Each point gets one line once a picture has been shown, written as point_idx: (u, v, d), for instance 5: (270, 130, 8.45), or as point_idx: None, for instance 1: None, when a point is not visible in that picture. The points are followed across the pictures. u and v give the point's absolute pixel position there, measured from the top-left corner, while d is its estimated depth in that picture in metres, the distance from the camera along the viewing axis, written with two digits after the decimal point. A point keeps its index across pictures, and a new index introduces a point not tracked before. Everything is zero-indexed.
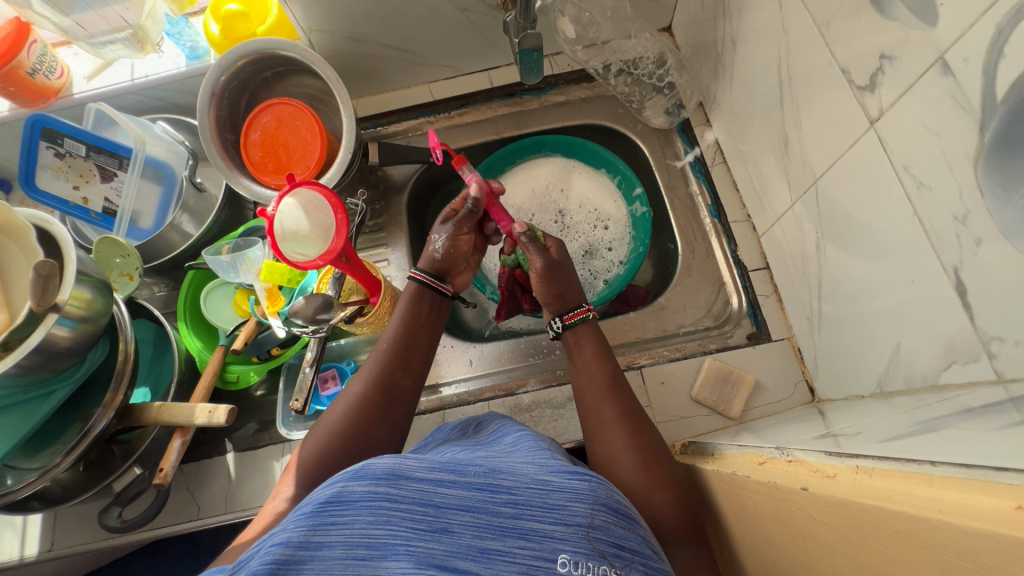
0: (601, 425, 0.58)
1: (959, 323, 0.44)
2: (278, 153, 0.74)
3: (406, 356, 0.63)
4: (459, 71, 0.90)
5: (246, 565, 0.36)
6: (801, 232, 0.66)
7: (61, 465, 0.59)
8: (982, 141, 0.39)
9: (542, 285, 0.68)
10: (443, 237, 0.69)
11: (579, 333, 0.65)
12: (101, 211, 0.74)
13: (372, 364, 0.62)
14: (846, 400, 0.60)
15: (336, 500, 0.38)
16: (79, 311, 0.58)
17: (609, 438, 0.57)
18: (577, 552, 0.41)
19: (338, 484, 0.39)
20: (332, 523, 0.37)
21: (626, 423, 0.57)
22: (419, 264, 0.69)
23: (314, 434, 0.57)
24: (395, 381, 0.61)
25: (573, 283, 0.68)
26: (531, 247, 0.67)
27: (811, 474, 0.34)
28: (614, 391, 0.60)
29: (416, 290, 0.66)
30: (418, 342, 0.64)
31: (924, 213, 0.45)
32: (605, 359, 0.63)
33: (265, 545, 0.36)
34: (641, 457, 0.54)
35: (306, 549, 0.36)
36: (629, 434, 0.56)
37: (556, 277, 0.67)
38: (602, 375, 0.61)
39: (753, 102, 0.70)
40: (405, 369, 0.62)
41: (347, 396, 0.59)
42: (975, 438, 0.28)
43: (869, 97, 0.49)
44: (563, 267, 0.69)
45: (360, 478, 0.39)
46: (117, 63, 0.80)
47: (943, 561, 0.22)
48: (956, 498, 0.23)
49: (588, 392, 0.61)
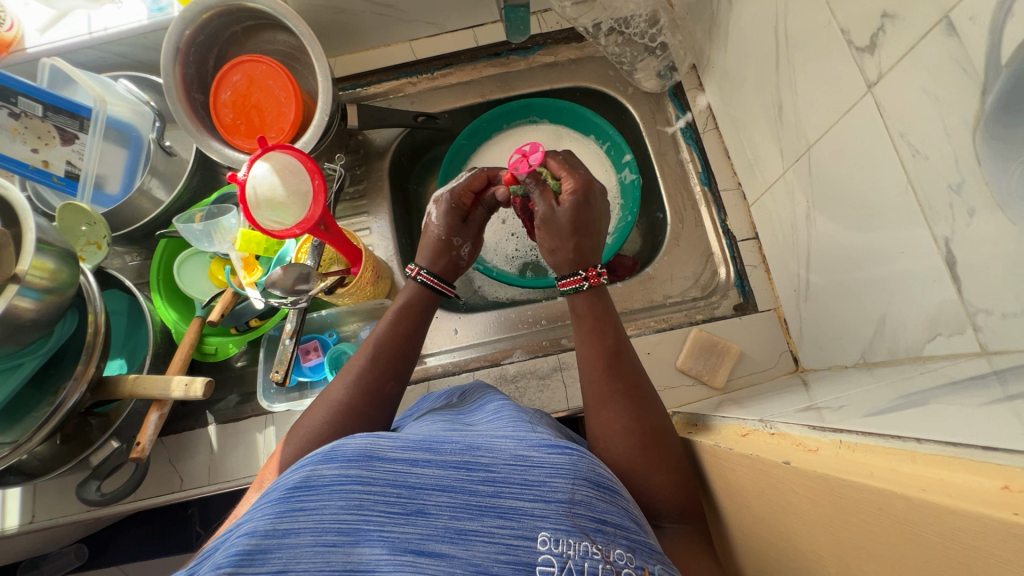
0: (600, 402, 0.55)
1: (947, 294, 0.44)
2: (250, 114, 0.70)
3: (394, 355, 0.60)
4: (442, 28, 0.85)
5: (214, 556, 0.35)
6: (792, 201, 0.64)
7: (33, 440, 0.56)
8: (983, 107, 0.37)
9: (543, 239, 0.62)
10: (468, 243, 0.67)
11: (574, 300, 0.60)
12: (63, 175, 0.69)
13: (357, 365, 0.58)
14: (830, 370, 0.60)
15: (304, 485, 0.36)
16: (43, 281, 0.55)
17: (609, 415, 0.53)
18: (558, 529, 0.38)
19: (307, 468, 0.38)
20: (300, 509, 0.35)
21: (628, 399, 0.54)
22: (427, 265, 0.65)
23: (303, 426, 0.55)
24: (385, 391, 0.58)
25: (574, 240, 0.60)
26: (536, 192, 0.62)
27: (794, 448, 0.33)
28: (617, 366, 0.56)
29: (418, 300, 0.63)
30: (408, 344, 0.61)
31: (918, 180, 0.44)
32: (616, 330, 0.58)
33: (233, 536, 0.35)
34: (641, 438, 0.51)
35: (272, 538, 0.34)
36: (630, 411, 0.53)
37: (555, 231, 0.60)
38: (614, 346, 0.57)
39: (747, 66, 0.68)
40: (396, 376, 0.59)
41: (329, 401, 0.56)
42: (959, 413, 0.27)
43: (868, 60, 0.47)
44: (568, 220, 0.60)
45: (330, 461, 0.38)
46: (72, 14, 0.74)
47: (925, 539, 0.22)
48: (939, 476, 0.22)
49: (601, 359, 0.56)
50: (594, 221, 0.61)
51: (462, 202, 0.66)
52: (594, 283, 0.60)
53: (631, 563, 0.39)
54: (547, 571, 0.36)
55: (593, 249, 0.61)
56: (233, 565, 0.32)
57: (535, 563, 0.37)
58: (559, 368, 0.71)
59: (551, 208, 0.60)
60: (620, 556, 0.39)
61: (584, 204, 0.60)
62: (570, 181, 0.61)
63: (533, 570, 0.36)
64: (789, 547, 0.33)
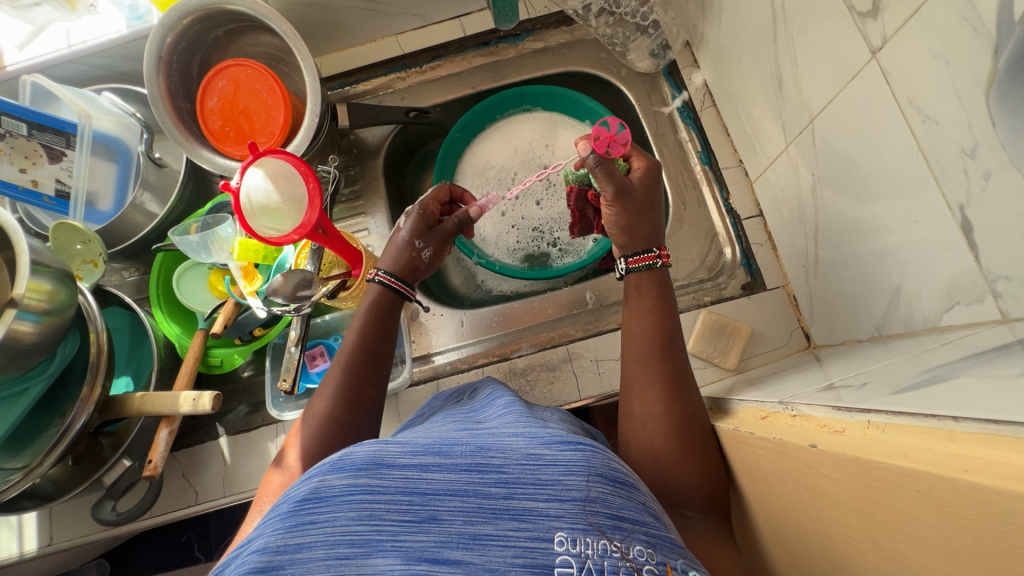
0: (643, 380, 0.53)
1: (963, 263, 0.43)
2: (238, 120, 0.69)
3: (366, 364, 0.58)
4: (429, 20, 0.83)
5: (225, 571, 0.35)
6: (796, 175, 0.63)
7: (45, 464, 0.55)
8: (995, 67, 0.36)
9: (613, 215, 0.59)
10: (428, 247, 0.64)
11: (637, 280, 0.59)
12: (54, 194, 0.68)
13: (332, 379, 0.57)
14: (844, 346, 0.59)
15: (313, 497, 0.36)
16: (41, 304, 0.54)
17: (651, 395, 0.52)
18: (574, 529, 0.38)
19: (315, 479, 0.37)
20: (310, 522, 0.35)
21: (671, 384, 0.52)
22: (388, 265, 0.63)
23: (305, 427, 0.55)
24: (362, 396, 0.57)
25: (651, 215, 0.59)
26: (603, 169, 0.58)
27: (819, 430, 0.33)
28: (666, 350, 0.55)
29: (383, 297, 0.61)
30: (380, 348, 0.59)
31: (929, 147, 0.43)
32: (671, 314, 0.57)
33: (245, 551, 0.35)
34: (675, 424, 0.50)
35: (284, 553, 0.34)
36: (673, 397, 0.51)
37: (635, 205, 0.59)
38: (665, 330, 0.55)
39: (743, 39, 0.66)
40: (373, 382, 0.58)
41: (313, 418, 0.55)
42: (991, 386, 0.27)
43: (870, 25, 0.46)
44: (643, 194, 0.60)
45: (338, 471, 0.37)
46: (51, 28, 0.73)
47: (966, 521, 0.21)
48: (979, 455, 0.21)
49: (652, 341, 0.55)
50: (660, 202, 0.62)
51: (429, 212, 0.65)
52: (666, 261, 0.59)
53: (651, 559, 0.38)
54: (565, 572, 0.36)
55: (662, 227, 0.61)
56: None
57: (553, 564, 0.36)
58: (568, 360, 0.70)
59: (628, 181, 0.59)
60: (640, 552, 0.38)
61: (653, 180, 0.61)
62: (638, 161, 0.62)
63: (551, 572, 0.36)
64: (818, 529, 0.32)
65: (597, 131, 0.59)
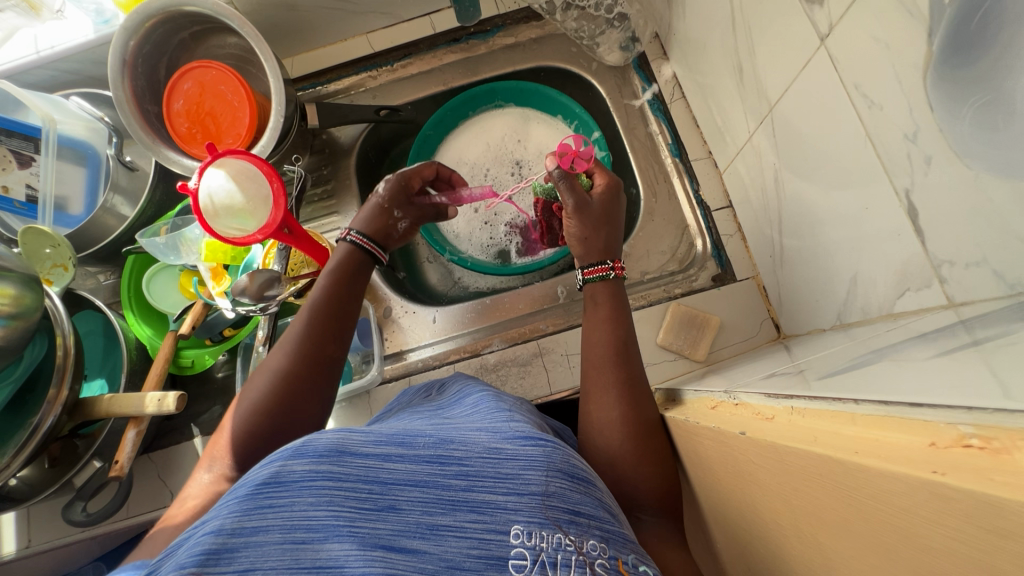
0: (600, 388, 0.53)
1: (912, 248, 0.42)
2: (205, 122, 0.69)
3: (330, 322, 0.57)
4: (398, 18, 0.83)
5: (172, 553, 0.33)
6: (760, 165, 0.63)
7: (12, 466, 0.55)
8: (931, 50, 0.36)
9: (572, 227, 0.61)
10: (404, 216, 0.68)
11: (594, 290, 0.59)
12: (25, 200, 0.68)
13: (292, 333, 0.56)
14: (809, 335, 0.59)
15: (273, 481, 0.35)
16: (4, 307, 0.54)
17: (607, 401, 0.52)
18: (531, 522, 0.38)
19: (276, 464, 0.36)
20: (268, 506, 0.34)
21: (627, 390, 0.52)
22: (360, 224, 0.65)
23: (249, 397, 0.53)
24: (324, 353, 0.56)
25: (606, 229, 0.60)
26: (564, 183, 0.61)
27: (752, 417, 0.32)
28: (622, 356, 0.55)
29: (350, 256, 0.62)
30: (341, 312, 0.58)
31: (875, 132, 0.43)
32: (627, 320, 0.57)
33: (197, 533, 0.33)
34: (631, 429, 0.50)
35: (240, 536, 0.32)
36: (629, 402, 0.51)
37: (590, 220, 0.60)
38: (621, 336, 0.56)
39: (706, 29, 0.66)
40: (334, 339, 0.57)
41: (269, 370, 0.54)
42: (909, 369, 0.27)
43: (818, 12, 0.46)
44: (601, 209, 0.61)
45: (300, 456, 0.36)
46: (19, 34, 0.73)
47: (860, 503, 0.21)
48: (874, 437, 0.21)
49: (609, 347, 0.55)
50: (620, 217, 0.63)
51: (409, 182, 0.68)
52: (620, 274, 0.59)
53: (604, 554, 0.38)
54: (519, 565, 0.36)
55: (620, 241, 0.62)
56: (198, 564, 0.30)
57: (507, 556, 0.36)
58: (539, 354, 0.71)
59: (586, 197, 0.60)
60: (593, 546, 0.38)
61: (613, 196, 0.62)
62: (601, 177, 0.63)
63: (505, 564, 0.36)
64: (753, 516, 0.32)
65: (563, 146, 0.62)
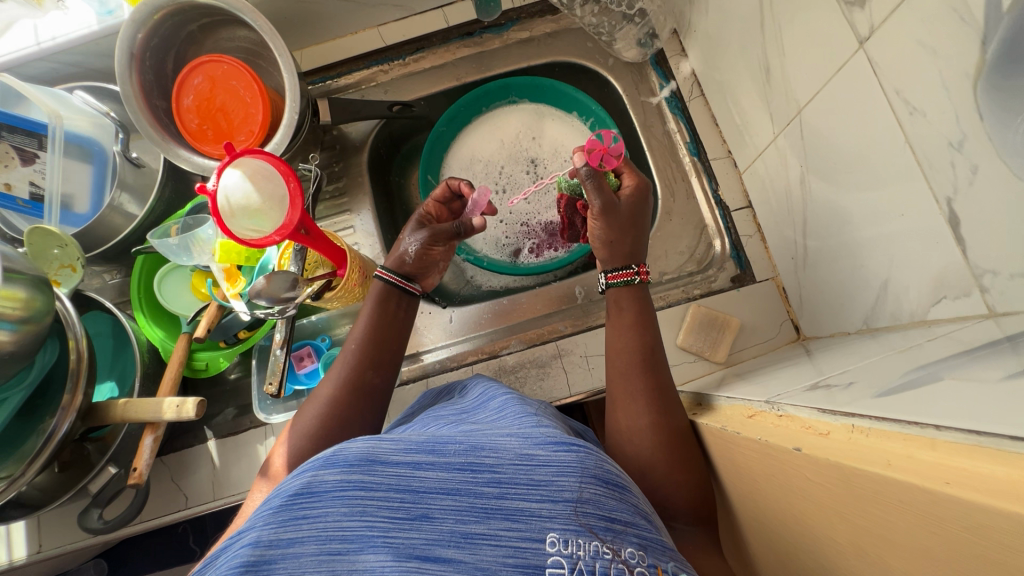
0: (628, 395, 0.53)
1: (950, 256, 0.42)
2: (216, 118, 0.67)
3: (373, 350, 0.57)
4: (411, 10, 0.81)
5: (213, 564, 0.33)
6: (784, 166, 0.62)
7: (29, 472, 0.54)
8: (983, 58, 0.35)
9: (599, 227, 0.60)
10: (417, 240, 0.61)
11: (620, 292, 0.58)
12: (29, 198, 0.67)
13: (340, 363, 0.56)
14: (833, 338, 0.59)
15: (305, 491, 0.35)
16: (16, 312, 0.52)
17: (636, 408, 0.52)
18: (566, 530, 0.37)
19: (307, 474, 0.36)
20: (302, 517, 0.34)
21: (656, 396, 0.52)
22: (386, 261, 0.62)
23: (297, 428, 0.53)
24: (365, 380, 0.55)
25: (633, 233, 0.59)
26: (591, 183, 0.58)
27: (803, 432, 0.32)
28: (649, 362, 0.55)
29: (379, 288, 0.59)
30: (386, 340, 0.58)
31: (915, 139, 0.42)
32: (653, 325, 0.57)
33: (234, 544, 0.33)
34: (662, 435, 0.50)
35: (276, 548, 0.33)
36: (658, 408, 0.51)
37: (616, 223, 0.59)
38: (648, 343, 0.55)
39: (730, 27, 0.65)
40: (375, 367, 0.56)
41: (319, 399, 0.54)
42: (975, 389, 0.26)
43: (858, 14, 0.45)
44: (628, 212, 0.60)
45: (331, 466, 0.36)
46: (19, 25, 0.71)
47: (946, 531, 0.21)
48: (960, 466, 0.21)
49: (638, 354, 0.55)
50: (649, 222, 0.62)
51: (426, 213, 0.66)
52: (644, 278, 0.59)
53: (643, 561, 0.38)
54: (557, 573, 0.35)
55: (645, 244, 0.61)
56: None
57: (545, 565, 0.36)
58: (558, 356, 0.70)
59: (614, 198, 0.58)
60: (631, 553, 0.38)
61: (642, 198, 0.61)
62: (630, 178, 0.62)
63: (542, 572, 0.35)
64: (803, 531, 0.32)
65: (592, 143, 0.60)
